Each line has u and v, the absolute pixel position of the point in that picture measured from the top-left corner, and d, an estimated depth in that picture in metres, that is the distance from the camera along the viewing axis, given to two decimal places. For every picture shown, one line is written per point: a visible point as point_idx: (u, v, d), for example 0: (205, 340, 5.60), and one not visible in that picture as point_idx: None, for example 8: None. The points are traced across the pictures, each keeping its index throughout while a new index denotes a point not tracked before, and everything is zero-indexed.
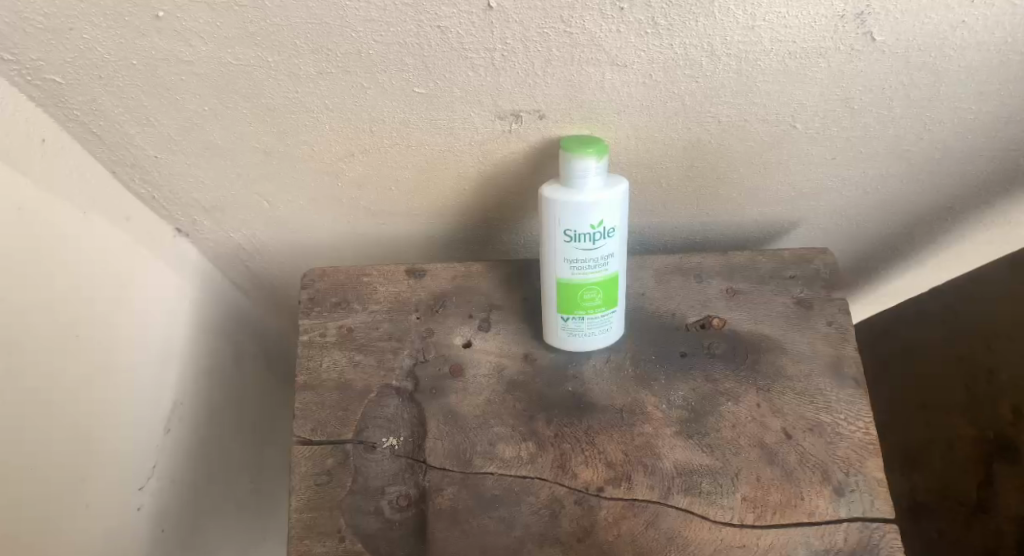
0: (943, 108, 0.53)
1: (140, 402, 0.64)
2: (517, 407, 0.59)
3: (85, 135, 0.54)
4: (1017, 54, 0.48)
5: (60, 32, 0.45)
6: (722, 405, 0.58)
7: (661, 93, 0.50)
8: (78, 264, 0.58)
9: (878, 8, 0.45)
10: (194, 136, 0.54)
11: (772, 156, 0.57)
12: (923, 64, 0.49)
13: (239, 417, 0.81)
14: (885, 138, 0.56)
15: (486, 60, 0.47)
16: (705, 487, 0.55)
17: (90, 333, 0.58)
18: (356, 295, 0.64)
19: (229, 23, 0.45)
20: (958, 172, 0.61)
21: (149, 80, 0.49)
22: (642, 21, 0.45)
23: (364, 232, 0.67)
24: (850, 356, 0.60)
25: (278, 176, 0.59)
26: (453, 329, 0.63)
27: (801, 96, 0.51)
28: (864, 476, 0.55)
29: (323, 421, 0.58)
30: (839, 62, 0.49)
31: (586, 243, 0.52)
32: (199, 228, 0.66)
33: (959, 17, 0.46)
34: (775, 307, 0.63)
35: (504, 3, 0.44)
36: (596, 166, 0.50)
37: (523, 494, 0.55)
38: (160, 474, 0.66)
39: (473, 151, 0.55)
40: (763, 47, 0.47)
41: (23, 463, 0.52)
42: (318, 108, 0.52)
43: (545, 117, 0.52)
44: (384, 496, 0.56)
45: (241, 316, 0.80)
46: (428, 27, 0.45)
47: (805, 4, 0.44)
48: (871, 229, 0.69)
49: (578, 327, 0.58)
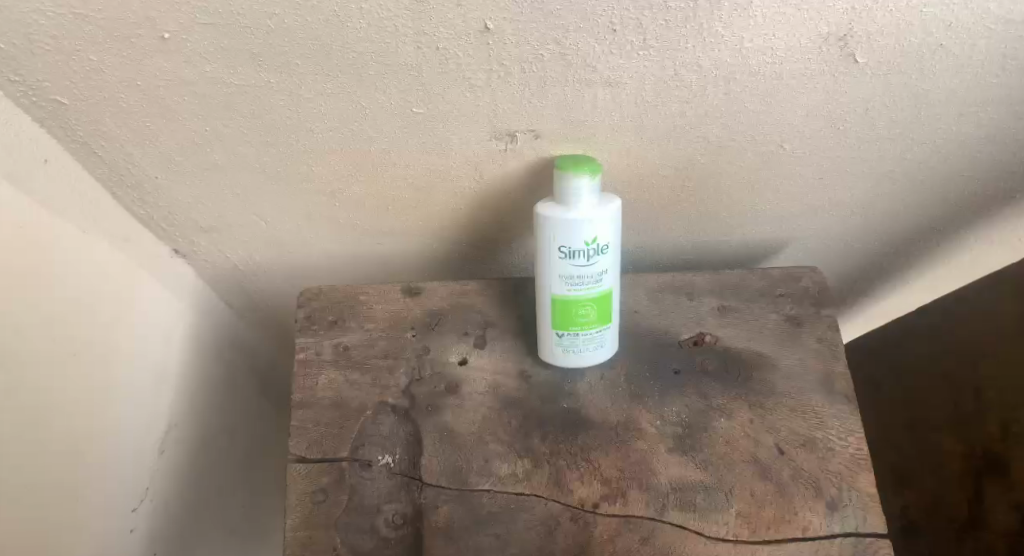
0: (922, 128, 0.55)
1: (136, 422, 0.64)
2: (512, 424, 0.59)
3: (87, 156, 0.55)
4: (994, 77, 0.50)
5: (69, 55, 0.46)
6: (714, 420, 0.59)
7: (651, 113, 0.52)
8: (78, 283, 0.58)
9: (858, 32, 0.47)
10: (195, 156, 0.55)
11: (760, 177, 0.59)
12: (904, 86, 0.51)
13: (233, 440, 0.81)
14: (868, 157, 0.57)
15: (484, 81, 0.49)
16: (699, 503, 0.55)
17: (87, 351, 0.59)
18: (352, 313, 0.65)
19: (233, 44, 0.46)
20: (939, 193, 0.62)
21: (153, 101, 0.50)
22: (634, 43, 0.46)
23: (361, 252, 0.68)
24: (840, 372, 0.61)
25: (276, 196, 0.59)
26: (447, 348, 0.64)
27: (788, 116, 0.53)
28: (856, 491, 0.55)
29: (318, 439, 0.58)
30: (824, 83, 0.50)
31: (580, 260, 0.53)
32: (197, 249, 0.66)
33: (936, 40, 0.47)
34: (765, 324, 0.64)
35: (501, 26, 0.45)
36: (589, 185, 0.51)
37: (519, 511, 0.55)
38: (154, 496, 0.66)
39: (468, 171, 0.56)
40: (750, 69, 0.49)
41: (21, 469, 0.51)
42: (317, 128, 0.53)
43: (539, 137, 0.53)
44: (379, 514, 0.56)
45: (237, 336, 0.80)
46: (426, 49, 0.46)
47: (791, 28, 0.46)
48: (858, 249, 0.71)
49: (571, 343, 0.59)
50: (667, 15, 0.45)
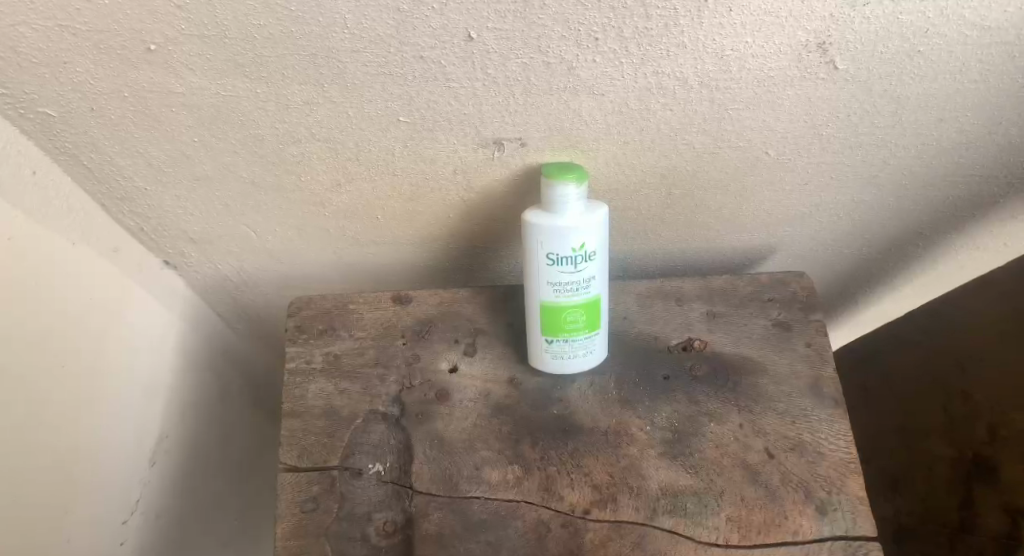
0: (904, 134, 0.55)
1: (127, 433, 0.64)
2: (504, 431, 0.59)
3: (76, 168, 0.55)
4: (972, 83, 0.51)
5: (56, 66, 0.47)
6: (705, 425, 0.59)
7: (636, 120, 0.52)
8: (70, 295, 0.58)
9: (837, 39, 0.47)
10: (184, 168, 0.55)
11: (747, 183, 0.59)
12: (884, 92, 0.51)
13: (225, 450, 0.81)
14: (852, 163, 0.58)
15: (469, 90, 0.49)
16: (691, 508, 0.55)
17: (79, 362, 0.59)
18: (343, 322, 0.65)
19: (219, 56, 0.46)
20: (923, 198, 0.63)
21: (140, 113, 0.50)
22: (617, 51, 0.47)
23: (352, 262, 0.68)
24: (829, 376, 0.61)
25: (266, 207, 0.60)
26: (439, 355, 0.64)
27: (771, 123, 0.53)
28: (845, 495, 0.55)
29: (310, 448, 0.58)
30: (805, 90, 0.51)
31: (567, 267, 0.54)
32: (187, 261, 0.67)
33: (914, 47, 0.48)
34: (753, 329, 0.65)
35: (484, 35, 0.45)
36: (576, 191, 0.51)
37: (510, 518, 0.55)
38: (146, 508, 0.66)
39: (457, 179, 0.57)
40: (731, 75, 0.49)
41: (12, 478, 0.51)
42: (305, 138, 0.53)
43: (526, 145, 0.53)
44: (370, 522, 0.55)
45: (228, 347, 0.80)
46: (411, 58, 0.47)
47: (770, 35, 0.47)
48: (846, 254, 0.72)
49: (561, 349, 0.59)
50: (648, 24, 0.45)
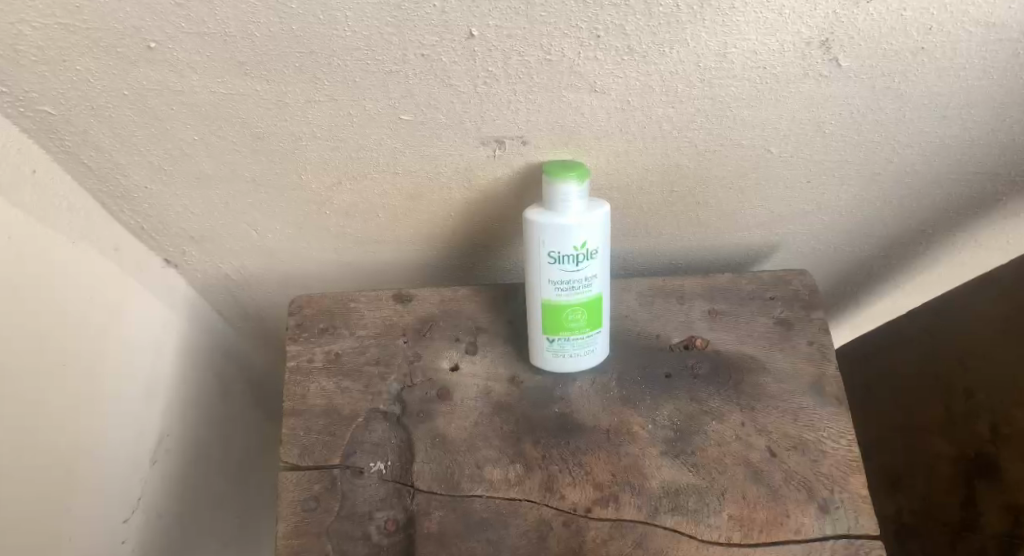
0: (907, 132, 0.55)
1: (128, 431, 0.64)
2: (505, 429, 0.59)
3: (76, 166, 0.55)
4: (976, 79, 0.51)
5: (56, 64, 0.46)
6: (707, 424, 0.59)
7: (638, 118, 0.52)
8: (70, 294, 0.58)
9: (840, 36, 0.47)
10: (184, 166, 0.55)
11: (750, 181, 0.59)
12: (887, 89, 0.51)
13: (225, 449, 0.81)
14: (855, 160, 0.58)
15: (470, 88, 0.49)
16: (693, 506, 0.55)
17: (79, 362, 0.59)
18: (344, 321, 0.65)
19: (219, 53, 0.46)
20: (927, 195, 0.63)
21: (141, 110, 0.50)
22: (619, 48, 0.47)
23: (353, 260, 0.68)
24: (831, 374, 0.61)
25: (267, 205, 0.60)
26: (440, 354, 0.64)
27: (774, 120, 0.53)
28: (847, 493, 0.55)
29: (311, 446, 0.58)
30: (809, 87, 0.51)
31: (569, 265, 0.54)
32: (188, 259, 0.66)
33: (917, 44, 0.48)
34: (755, 327, 0.65)
35: (486, 32, 0.45)
36: (578, 190, 0.51)
37: (511, 517, 0.55)
38: (146, 507, 0.66)
39: (458, 177, 0.57)
40: (734, 73, 0.49)
41: (11, 477, 0.51)
42: (305, 136, 0.53)
43: (527, 143, 0.53)
44: (371, 521, 0.55)
45: (229, 346, 0.80)
46: (413, 55, 0.47)
47: (773, 31, 0.46)
48: (848, 252, 0.71)
49: (563, 348, 0.59)
50: (650, 21, 0.45)
